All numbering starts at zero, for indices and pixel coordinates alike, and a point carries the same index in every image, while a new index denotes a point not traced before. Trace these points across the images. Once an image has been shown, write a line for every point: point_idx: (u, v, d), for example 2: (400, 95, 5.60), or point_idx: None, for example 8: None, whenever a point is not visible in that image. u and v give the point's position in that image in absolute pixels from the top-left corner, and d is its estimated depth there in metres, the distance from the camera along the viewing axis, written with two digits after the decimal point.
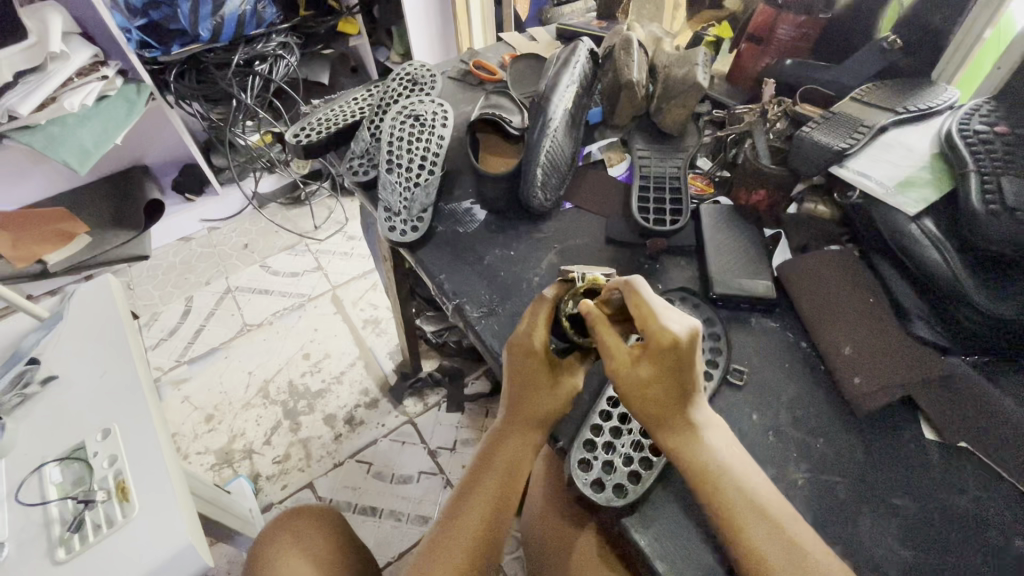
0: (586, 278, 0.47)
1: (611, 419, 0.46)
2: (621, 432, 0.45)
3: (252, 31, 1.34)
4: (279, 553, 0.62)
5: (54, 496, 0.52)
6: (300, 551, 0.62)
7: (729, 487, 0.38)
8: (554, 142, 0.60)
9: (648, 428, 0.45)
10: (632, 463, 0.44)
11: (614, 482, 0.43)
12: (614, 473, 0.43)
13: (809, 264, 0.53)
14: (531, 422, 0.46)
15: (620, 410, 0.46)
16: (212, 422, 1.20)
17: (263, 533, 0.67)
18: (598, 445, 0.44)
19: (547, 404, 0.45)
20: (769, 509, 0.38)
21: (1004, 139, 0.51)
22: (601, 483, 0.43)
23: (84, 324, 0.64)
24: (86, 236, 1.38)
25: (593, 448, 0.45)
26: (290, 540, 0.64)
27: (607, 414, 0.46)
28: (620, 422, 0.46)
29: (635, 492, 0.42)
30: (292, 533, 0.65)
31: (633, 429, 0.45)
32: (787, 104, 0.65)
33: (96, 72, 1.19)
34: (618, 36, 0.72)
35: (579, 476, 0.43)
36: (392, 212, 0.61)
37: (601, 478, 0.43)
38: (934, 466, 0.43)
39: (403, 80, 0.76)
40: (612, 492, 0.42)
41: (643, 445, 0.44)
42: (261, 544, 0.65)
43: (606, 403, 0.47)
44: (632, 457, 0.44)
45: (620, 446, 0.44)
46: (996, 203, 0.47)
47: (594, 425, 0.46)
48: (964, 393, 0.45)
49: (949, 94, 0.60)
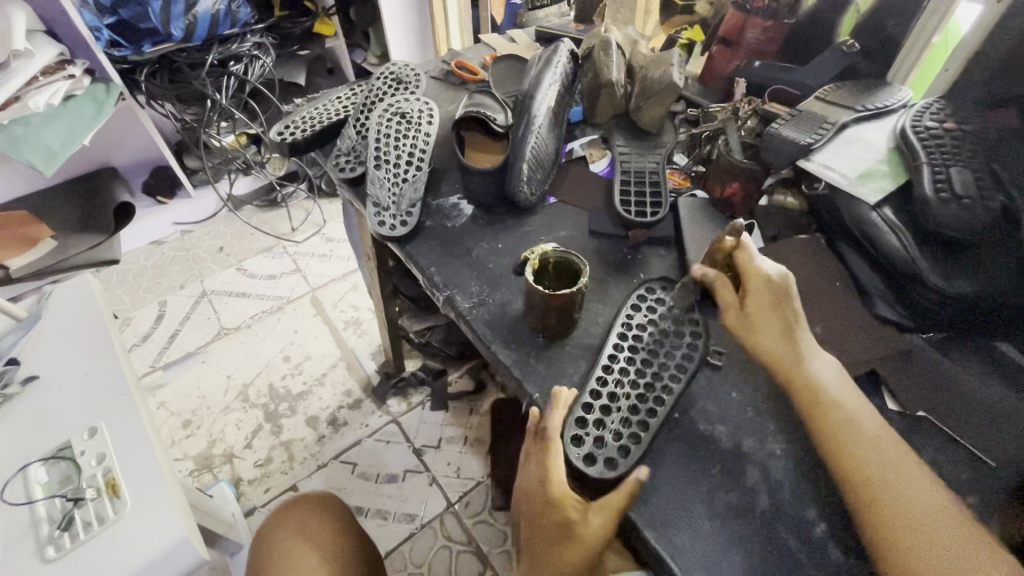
0: (535, 252, 0.54)
1: (600, 398, 0.47)
2: (610, 410, 0.47)
3: (226, 31, 1.33)
4: (293, 553, 0.64)
5: (40, 495, 0.51)
6: (315, 549, 0.64)
7: (854, 449, 0.40)
8: (539, 137, 0.62)
9: (636, 405, 0.47)
10: (621, 437, 0.45)
11: (605, 455, 0.44)
12: (603, 448, 0.44)
13: (779, 253, 0.57)
14: (536, 513, 0.42)
15: (608, 389, 0.48)
16: (189, 427, 1.18)
17: (266, 536, 0.68)
18: (588, 422, 0.46)
19: (532, 484, 0.43)
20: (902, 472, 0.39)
21: (952, 135, 0.55)
22: (592, 455, 0.44)
23: (66, 325, 0.63)
24: (51, 241, 1.33)
25: (584, 424, 0.46)
26: (301, 542, 0.65)
27: (596, 394, 0.48)
28: (608, 401, 0.47)
29: (626, 463, 0.44)
30: (301, 534, 0.66)
31: (620, 406, 0.47)
32: (757, 103, 0.69)
33: (62, 71, 1.15)
34: (597, 38, 0.75)
35: (571, 449, 0.44)
36: (381, 208, 0.62)
37: (592, 451, 0.44)
38: (897, 433, 0.46)
39: (388, 79, 0.77)
40: (603, 464, 0.44)
41: (631, 421, 0.46)
42: (268, 545, 0.66)
43: (594, 384, 0.48)
44: (621, 433, 0.45)
45: (609, 422, 0.46)
46: (947, 191, 0.51)
47: (584, 402, 0.47)
48: (921, 366, 0.49)
49: (902, 95, 0.65)
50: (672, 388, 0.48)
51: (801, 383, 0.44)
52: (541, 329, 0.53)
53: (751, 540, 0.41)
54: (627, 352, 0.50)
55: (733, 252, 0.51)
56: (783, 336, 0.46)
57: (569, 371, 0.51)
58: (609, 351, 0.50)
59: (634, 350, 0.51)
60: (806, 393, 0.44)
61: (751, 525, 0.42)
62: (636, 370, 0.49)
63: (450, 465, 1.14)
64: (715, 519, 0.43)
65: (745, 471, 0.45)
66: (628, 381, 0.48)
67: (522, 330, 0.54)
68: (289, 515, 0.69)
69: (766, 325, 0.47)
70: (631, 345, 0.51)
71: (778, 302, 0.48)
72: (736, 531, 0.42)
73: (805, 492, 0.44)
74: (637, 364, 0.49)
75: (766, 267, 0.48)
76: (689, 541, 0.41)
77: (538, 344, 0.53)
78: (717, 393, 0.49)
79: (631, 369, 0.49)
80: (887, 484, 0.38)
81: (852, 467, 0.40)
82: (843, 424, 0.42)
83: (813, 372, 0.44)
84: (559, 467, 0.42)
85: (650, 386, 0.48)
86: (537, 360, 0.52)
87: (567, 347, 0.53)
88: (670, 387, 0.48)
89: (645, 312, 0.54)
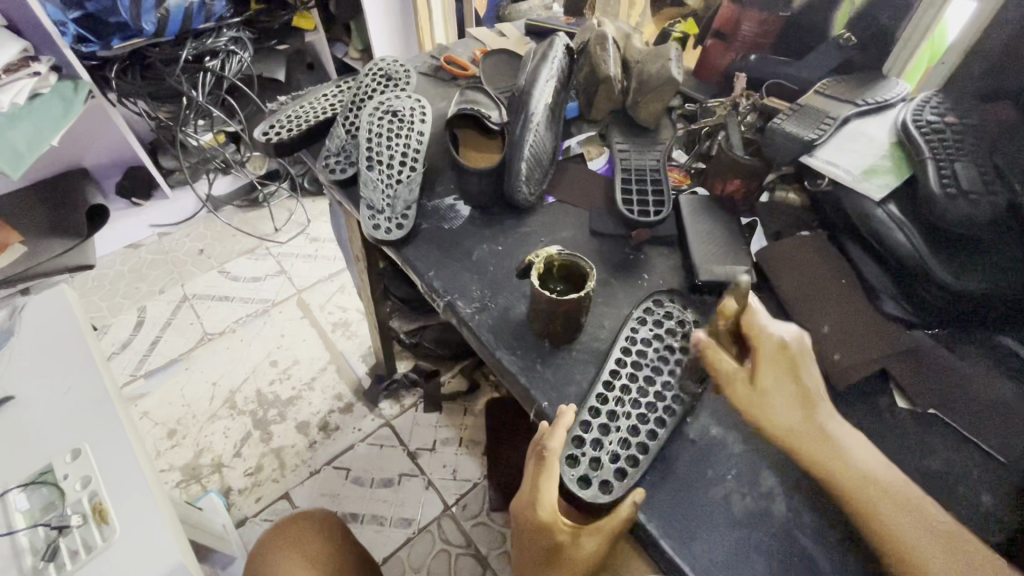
0: (540, 254, 0.52)
1: (599, 415, 0.46)
2: (610, 429, 0.45)
3: (201, 26, 1.28)
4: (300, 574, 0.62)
5: (21, 524, 0.49)
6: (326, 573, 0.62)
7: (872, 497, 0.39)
8: (536, 136, 0.61)
9: (636, 426, 0.45)
10: (619, 459, 0.43)
11: (601, 478, 0.42)
12: (600, 469, 0.43)
13: (785, 249, 0.56)
14: (525, 532, 0.42)
15: (608, 407, 0.46)
16: (175, 437, 1.14)
17: (265, 560, 0.64)
18: (586, 441, 0.44)
19: (521, 505, 0.43)
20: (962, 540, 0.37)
21: (953, 128, 0.55)
22: (587, 478, 0.42)
23: (41, 342, 0.60)
24: (21, 247, 1.26)
25: (581, 444, 0.44)
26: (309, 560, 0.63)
27: (596, 410, 0.46)
28: (609, 418, 0.45)
29: (621, 487, 0.42)
30: (309, 559, 0.64)
31: (620, 426, 0.45)
32: (756, 98, 0.69)
33: (27, 68, 1.10)
34: (592, 32, 0.73)
35: (565, 471, 0.42)
36: (375, 210, 0.60)
37: (587, 473, 0.43)
38: (907, 431, 0.46)
39: (376, 75, 0.74)
40: (597, 487, 0.42)
41: (630, 443, 0.44)
42: (284, 565, 0.63)
43: (595, 399, 0.47)
44: (619, 455, 0.44)
45: (608, 443, 0.44)
46: (952, 186, 0.51)
47: (583, 420, 0.45)
48: (929, 363, 0.49)
49: (900, 88, 0.65)
50: (675, 409, 0.46)
51: (831, 468, 0.40)
52: (546, 334, 0.52)
53: (768, 549, 0.41)
54: (630, 367, 0.48)
55: (739, 315, 0.46)
56: (799, 411, 0.41)
57: (576, 377, 0.50)
58: (612, 365, 0.49)
59: (638, 365, 0.49)
60: (845, 476, 0.40)
61: (769, 531, 0.41)
62: (638, 388, 0.47)
63: (446, 468, 1.13)
64: (732, 527, 0.42)
65: (760, 476, 0.44)
66: (629, 399, 0.46)
67: (527, 336, 0.53)
68: (301, 537, 0.67)
69: (781, 399, 0.42)
70: (635, 359, 0.49)
71: (793, 372, 0.42)
72: (753, 538, 0.41)
73: (822, 497, 0.43)
74: (639, 382, 0.47)
75: (774, 329, 0.43)
76: (706, 552, 0.41)
77: (544, 350, 0.52)
78: (728, 397, 0.48)
79: (634, 385, 0.47)
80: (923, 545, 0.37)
81: (903, 546, 0.37)
82: (874, 493, 0.39)
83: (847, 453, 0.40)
84: (549, 491, 0.41)
85: (651, 405, 0.46)
86: (543, 366, 0.51)
87: (573, 352, 0.52)
88: (673, 407, 0.46)
89: (651, 324, 0.51)
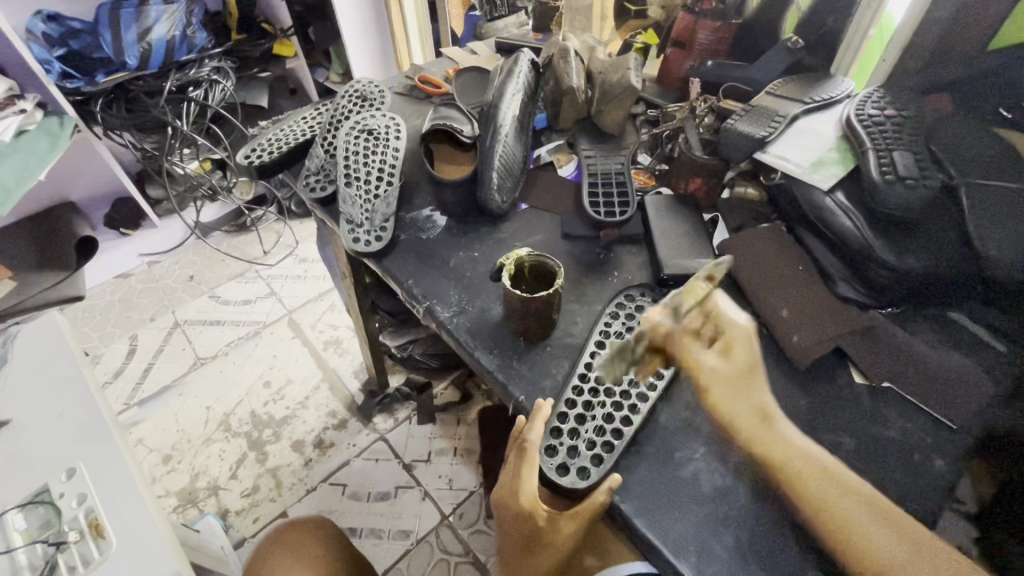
0: (510, 257, 0.55)
1: (575, 406, 0.48)
2: (585, 419, 0.47)
3: (183, 57, 1.32)
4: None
5: (19, 543, 0.49)
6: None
7: (869, 530, 0.37)
8: (506, 146, 0.64)
9: (611, 414, 0.47)
10: (595, 446, 0.46)
11: (578, 465, 0.45)
12: (577, 456, 0.45)
13: (743, 241, 0.59)
14: (508, 519, 0.44)
15: (584, 398, 0.49)
16: (170, 462, 1.15)
17: (263, 562, 0.66)
18: (563, 432, 0.46)
19: (504, 494, 0.45)
20: (847, 476, 0.40)
21: (893, 120, 0.59)
22: (565, 465, 0.45)
23: (34, 368, 0.62)
24: (11, 281, 1.25)
25: (558, 434, 0.46)
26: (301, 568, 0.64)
27: (573, 402, 0.48)
28: (584, 409, 0.48)
29: (598, 472, 0.44)
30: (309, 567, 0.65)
31: (595, 415, 0.47)
32: (712, 101, 0.73)
33: (13, 107, 1.12)
34: (555, 47, 0.77)
35: (545, 460, 0.45)
36: (355, 224, 0.63)
37: (565, 461, 0.45)
38: (864, 403, 0.49)
39: (352, 96, 0.77)
40: (575, 474, 0.44)
41: (605, 430, 0.46)
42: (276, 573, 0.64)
43: (572, 392, 0.49)
44: (595, 442, 0.46)
45: (583, 431, 0.46)
46: (891, 173, 0.54)
47: (560, 412, 0.48)
48: (885, 342, 0.52)
49: (845, 85, 0.69)
50: (646, 397, 0.48)
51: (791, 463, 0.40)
52: (521, 333, 0.54)
53: (738, 521, 0.43)
54: (604, 360, 0.51)
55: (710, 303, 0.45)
56: (743, 403, 0.42)
57: (551, 371, 0.52)
58: (587, 359, 0.51)
59: (611, 358, 0.51)
60: (789, 459, 0.40)
61: (741, 505, 0.44)
62: (612, 379, 0.50)
63: (441, 478, 1.14)
64: (701, 502, 0.44)
65: (727, 454, 0.46)
66: (602, 390, 0.49)
67: (504, 335, 0.55)
68: (291, 542, 0.68)
69: (738, 401, 0.42)
70: (607, 352, 0.51)
71: (744, 363, 0.43)
72: (721, 511, 0.43)
73: None
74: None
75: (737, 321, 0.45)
76: (678, 528, 0.43)
77: (521, 348, 0.54)
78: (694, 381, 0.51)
79: (607, 378, 0.50)
80: (844, 503, 0.38)
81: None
82: (841, 502, 0.38)
83: (792, 443, 0.41)
84: (530, 479, 0.43)
85: (625, 394, 0.49)
86: (519, 363, 0.53)
87: (548, 348, 0.54)
88: (645, 395, 0.48)
89: (624, 319, 0.54)
